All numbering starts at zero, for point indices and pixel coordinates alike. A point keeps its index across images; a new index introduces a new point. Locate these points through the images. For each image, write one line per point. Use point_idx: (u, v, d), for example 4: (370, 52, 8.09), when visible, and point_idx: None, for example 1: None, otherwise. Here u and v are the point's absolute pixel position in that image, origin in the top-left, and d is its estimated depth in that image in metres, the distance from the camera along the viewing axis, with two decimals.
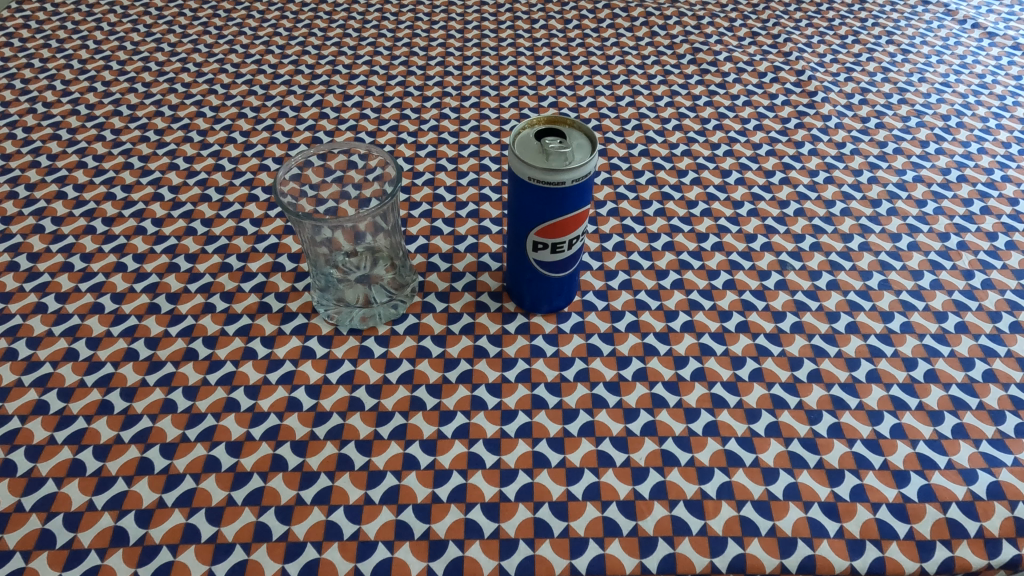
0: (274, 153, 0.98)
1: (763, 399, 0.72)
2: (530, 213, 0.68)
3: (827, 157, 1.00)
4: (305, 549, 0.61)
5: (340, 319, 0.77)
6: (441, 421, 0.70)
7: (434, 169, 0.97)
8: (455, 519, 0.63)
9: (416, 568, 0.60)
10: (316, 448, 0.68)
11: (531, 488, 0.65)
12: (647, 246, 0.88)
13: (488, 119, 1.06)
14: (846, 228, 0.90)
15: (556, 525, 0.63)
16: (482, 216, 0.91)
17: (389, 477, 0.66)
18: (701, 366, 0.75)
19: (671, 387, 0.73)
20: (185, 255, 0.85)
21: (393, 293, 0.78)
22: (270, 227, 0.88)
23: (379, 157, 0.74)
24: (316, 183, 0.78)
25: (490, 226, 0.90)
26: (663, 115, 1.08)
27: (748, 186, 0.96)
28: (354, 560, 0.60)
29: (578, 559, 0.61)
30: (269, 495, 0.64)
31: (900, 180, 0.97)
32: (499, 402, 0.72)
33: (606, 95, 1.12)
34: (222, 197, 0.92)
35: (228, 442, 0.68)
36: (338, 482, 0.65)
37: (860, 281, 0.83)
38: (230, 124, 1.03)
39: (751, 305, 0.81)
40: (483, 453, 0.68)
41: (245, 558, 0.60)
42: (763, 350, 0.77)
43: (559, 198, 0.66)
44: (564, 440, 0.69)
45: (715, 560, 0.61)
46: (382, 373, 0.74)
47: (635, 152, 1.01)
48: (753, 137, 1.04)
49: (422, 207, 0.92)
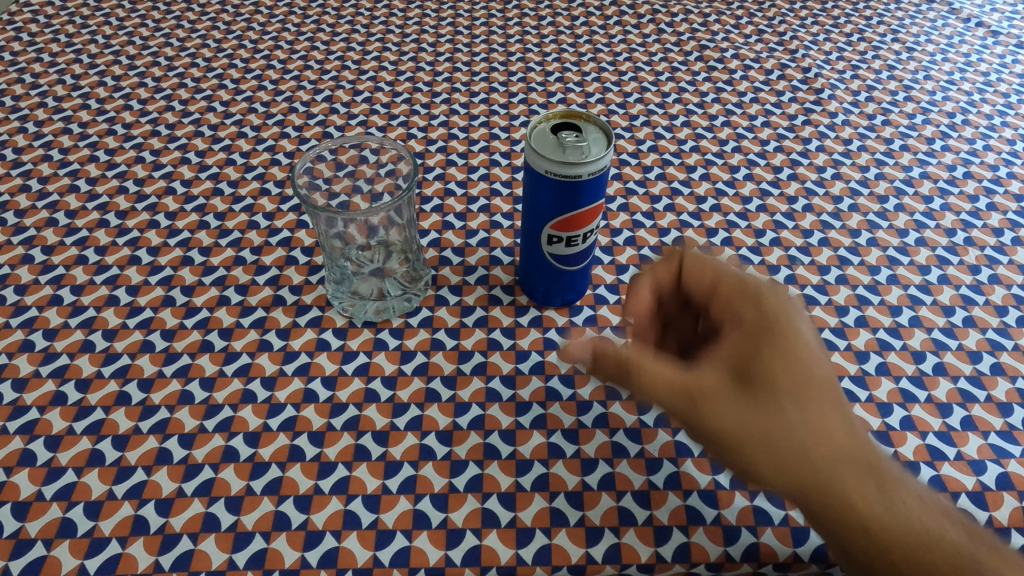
0: (204, 56, 0.74)
1: (903, 297, 0.52)
2: (538, 211, 0.44)
3: (904, 81, 0.74)
4: (111, 542, 0.38)
5: (353, 310, 0.49)
6: (344, 356, 0.47)
7: (379, 70, 0.73)
8: (405, 509, 0.40)
9: (287, 560, 0.37)
10: (241, 331, 0.48)
11: (480, 480, 0.41)
12: (730, 175, 0.62)
13: (461, 34, 0.79)
14: (928, 133, 0.67)
15: (498, 514, 0.40)
16: (453, 100, 0.69)
17: (290, 408, 0.44)
18: (841, 270, 0.54)
19: (875, 287, 0.53)
20: (149, 149, 0.62)
21: (406, 285, 0.50)
22: (195, 107, 0.67)
23: (392, 149, 0.51)
24: (266, 102, 0.68)
25: (461, 107, 0.68)
26: (779, 29, 0.82)
27: (791, 80, 0.74)
28: (252, 477, 0.41)
29: (593, 548, 0.38)
30: (111, 425, 0.43)
31: (1007, 102, 0.71)
32: (457, 344, 0.48)
33: (662, 12, 0.85)
34: (115, 82, 0.70)
35: (104, 328, 0.48)
36: (242, 412, 0.44)
37: (969, 204, 0.60)
38: (131, 31, 0.77)
39: (876, 225, 0.58)
40: (440, 392, 0.45)
41: (123, 549, 0.37)
42: (943, 260, 0.55)
43: (577, 203, 0.43)
44: (554, 353, 0.48)
45: (800, 551, 0.39)
46: (308, 275, 0.52)
47: (650, 39, 0.80)
48: (846, 29, 0.82)
49: (363, 94, 0.69)
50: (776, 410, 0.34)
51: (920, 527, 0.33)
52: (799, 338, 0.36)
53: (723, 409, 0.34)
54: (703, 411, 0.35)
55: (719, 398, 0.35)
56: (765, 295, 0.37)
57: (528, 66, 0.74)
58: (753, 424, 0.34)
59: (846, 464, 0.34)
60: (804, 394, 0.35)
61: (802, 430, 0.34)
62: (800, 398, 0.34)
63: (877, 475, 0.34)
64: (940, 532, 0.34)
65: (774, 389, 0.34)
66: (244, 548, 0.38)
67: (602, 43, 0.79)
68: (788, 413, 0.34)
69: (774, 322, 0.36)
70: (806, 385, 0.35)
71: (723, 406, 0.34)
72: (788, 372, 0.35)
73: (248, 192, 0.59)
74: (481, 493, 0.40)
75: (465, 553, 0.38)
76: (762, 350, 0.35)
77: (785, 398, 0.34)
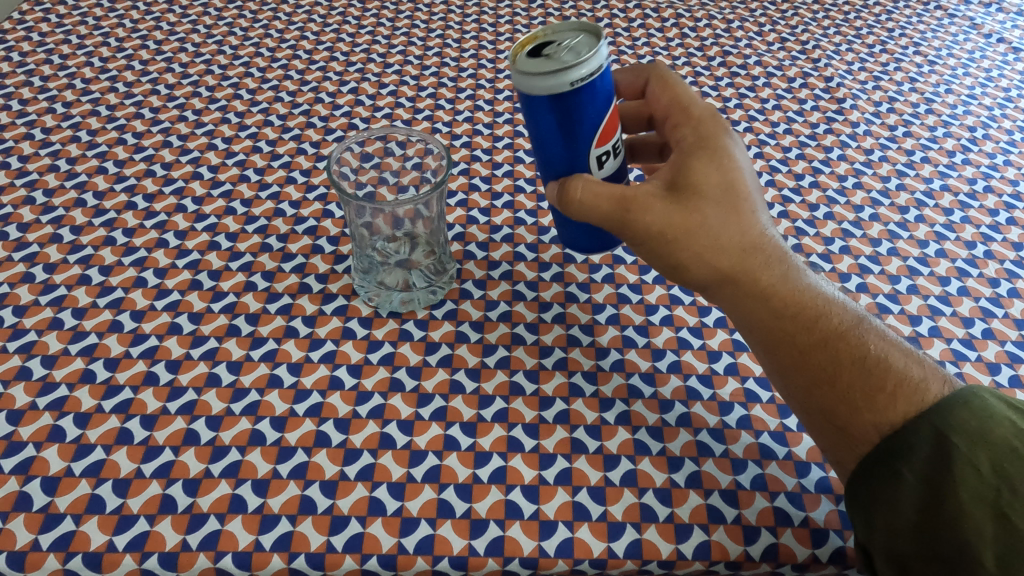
0: (232, 43, 0.74)
1: (923, 307, 0.53)
2: (575, 136, 0.42)
3: (925, 93, 0.74)
4: (139, 518, 0.38)
5: (378, 299, 0.50)
6: (369, 345, 0.48)
7: (404, 64, 0.73)
8: (430, 497, 0.40)
9: (313, 543, 0.38)
10: (268, 316, 0.49)
11: (504, 472, 0.41)
12: None
13: (486, 31, 0.80)
14: (949, 146, 0.68)
15: (522, 506, 0.40)
16: (477, 96, 0.70)
17: (315, 395, 0.44)
18: (862, 278, 0.55)
19: (895, 296, 0.53)
20: (176, 134, 0.63)
21: (431, 278, 0.50)
22: (222, 93, 0.67)
23: (419, 142, 0.52)
24: (292, 92, 0.68)
25: (486, 104, 0.69)
26: (802, 37, 0.83)
27: (812, 89, 0.74)
28: (279, 460, 0.41)
29: (616, 544, 0.39)
30: (139, 405, 0.43)
31: None
32: (480, 336, 0.49)
33: (685, 16, 0.86)
34: (143, 66, 0.70)
35: (132, 311, 0.48)
36: (269, 397, 0.44)
37: (988, 218, 0.60)
38: (158, 16, 0.78)
39: (897, 235, 0.58)
40: (464, 385, 0.46)
41: (150, 527, 0.38)
42: (962, 272, 0.56)
43: (603, 107, 0.42)
44: (576, 350, 0.48)
45: (818, 552, 0.39)
46: (333, 264, 0.53)
47: (673, 43, 0.80)
48: (868, 40, 0.83)
49: (388, 87, 0.70)
50: (700, 210, 0.41)
51: (821, 312, 0.40)
52: (733, 163, 0.43)
53: (654, 213, 0.41)
54: (635, 214, 0.41)
55: (649, 204, 0.41)
56: (702, 114, 0.45)
57: None
58: (678, 221, 0.41)
59: (760, 254, 0.41)
60: (728, 197, 0.41)
61: (718, 221, 0.41)
62: (721, 198, 0.41)
63: (791, 269, 0.41)
64: (837, 320, 0.40)
65: (698, 190, 0.41)
66: (270, 530, 0.38)
67: (625, 45, 0.79)
68: (707, 209, 0.41)
69: (707, 138, 0.44)
70: (731, 190, 0.42)
71: (651, 209, 0.41)
72: (713, 181, 0.42)
73: (275, 180, 0.59)
74: (505, 484, 0.41)
75: (489, 543, 0.38)
76: (693, 162, 0.42)
77: (709, 198, 0.41)
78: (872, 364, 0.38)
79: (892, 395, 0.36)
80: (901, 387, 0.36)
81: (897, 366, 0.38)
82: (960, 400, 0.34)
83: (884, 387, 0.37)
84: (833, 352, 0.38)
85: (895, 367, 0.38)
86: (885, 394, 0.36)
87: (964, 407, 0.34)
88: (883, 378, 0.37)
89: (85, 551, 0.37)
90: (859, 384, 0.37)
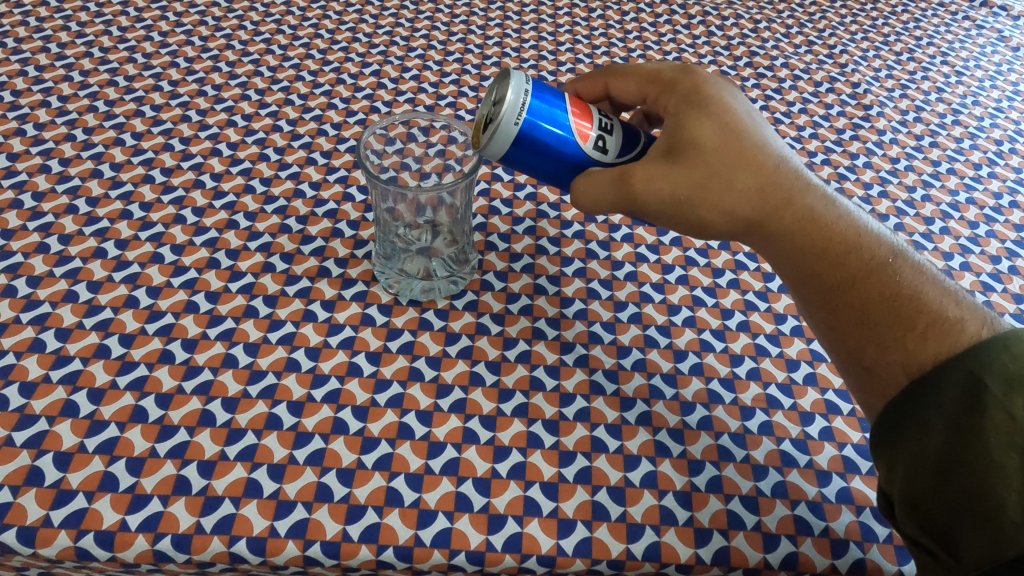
0: (253, 19, 0.73)
1: None
2: (553, 155, 0.42)
3: (952, 103, 0.74)
4: (152, 499, 0.37)
5: (398, 287, 0.49)
6: (388, 332, 0.47)
7: (428, 49, 0.72)
8: (448, 490, 0.39)
9: (329, 532, 0.37)
10: (285, 299, 0.48)
11: (523, 468, 0.41)
12: None
13: (511, 20, 0.78)
14: (974, 158, 0.67)
15: (541, 503, 0.39)
16: None
17: (332, 382, 0.44)
18: None
19: None
20: (195, 108, 0.61)
21: (453, 268, 0.50)
22: (242, 69, 0.66)
23: (444, 129, 0.51)
24: (314, 71, 0.67)
25: None
26: (829, 41, 0.82)
27: (839, 95, 0.74)
28: (295, 446, 0.40)
29: (635, 546, 0.38)
30: (154, 382, 0.42)
31: None
32: (501, 329, 0.48)
33: (712, 14, 0.84)
34: (162, 38, 0.69)
35: (149, 287, 0.47)
36: (286, 380, 0.43)
37: (1013, 233, 0.60)
38: None
39: (922, 246, 0.58)
40: (482, 380, 0.45)
41: (164, 508, 0.37)
42: (987, 286, 0.55)
43: (559, 115, 0.41)
44: (598, 348, 0.48)
45: (838, 563, 0.39)
46: (353, 248, 0.52)
47: (698, 41, 0.79)
48: (896, 47, 0.82)
49: (410, 71, 0.69)
50: (703, 165, 0.39)
51: (850, 248, 0.38)
52: (727, 110, 0.40)
53: (657, 179, 0.39)
54: (640, 187, 0.39)
55: (651, 171, 0.39)
56: (676, 75, 0.43)
57: (576, 58, 0.73)
58: (686, 180, 0.39)
59: (776, 197, 0.39)
60: (732, 142, 0.39)
61: (728, 170, 0.39)
62: (725, 147, 0.39)
63: (813, 205, 0.40)
64: (868, 255, 0.38)
65: (698, 146, 0.39)
66: (286, 516, 0.38)
67: (651, 41, 0.78)
68: (711, 161, 0.39)
69: (693, 92, 0.41)
70: (732, 135, 0.39)
71: (654, 175, 0.39)
72: (710, 133, 0.39)
73: (295, 160, 0.58)
74: (524, 480, 0.40)
75: (506, 539, 0.38)
76: (686, 120, 0.40)
77: (712, 150, 0.39)
78: (902, 302, 0.36)
79: (924, 334, 0.35)
80: (934, 326, 0.35)
81: (931, 303, 0.36)
82: (998, 344, 0.32)
83: (914, 326, 0.35)
84: (859, 293, 0.37)
85: (930, 304, 0.36)
86: (915, 333, 0.35)
87: (1004, 352, 0.31)
88: (914, 317, 0.36)
89: (97, 529, 0.36)
90: (888, 326, 0.36)
